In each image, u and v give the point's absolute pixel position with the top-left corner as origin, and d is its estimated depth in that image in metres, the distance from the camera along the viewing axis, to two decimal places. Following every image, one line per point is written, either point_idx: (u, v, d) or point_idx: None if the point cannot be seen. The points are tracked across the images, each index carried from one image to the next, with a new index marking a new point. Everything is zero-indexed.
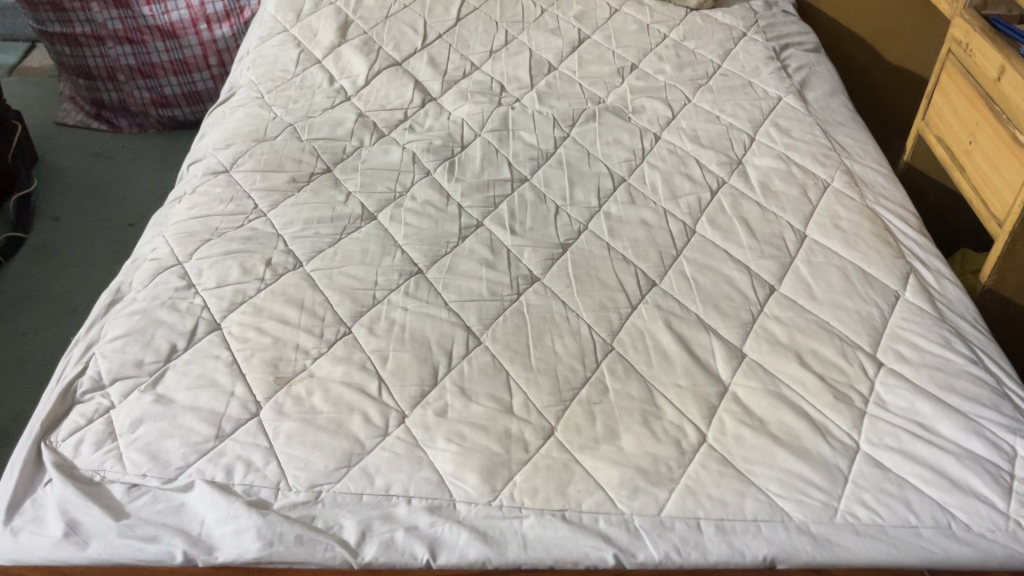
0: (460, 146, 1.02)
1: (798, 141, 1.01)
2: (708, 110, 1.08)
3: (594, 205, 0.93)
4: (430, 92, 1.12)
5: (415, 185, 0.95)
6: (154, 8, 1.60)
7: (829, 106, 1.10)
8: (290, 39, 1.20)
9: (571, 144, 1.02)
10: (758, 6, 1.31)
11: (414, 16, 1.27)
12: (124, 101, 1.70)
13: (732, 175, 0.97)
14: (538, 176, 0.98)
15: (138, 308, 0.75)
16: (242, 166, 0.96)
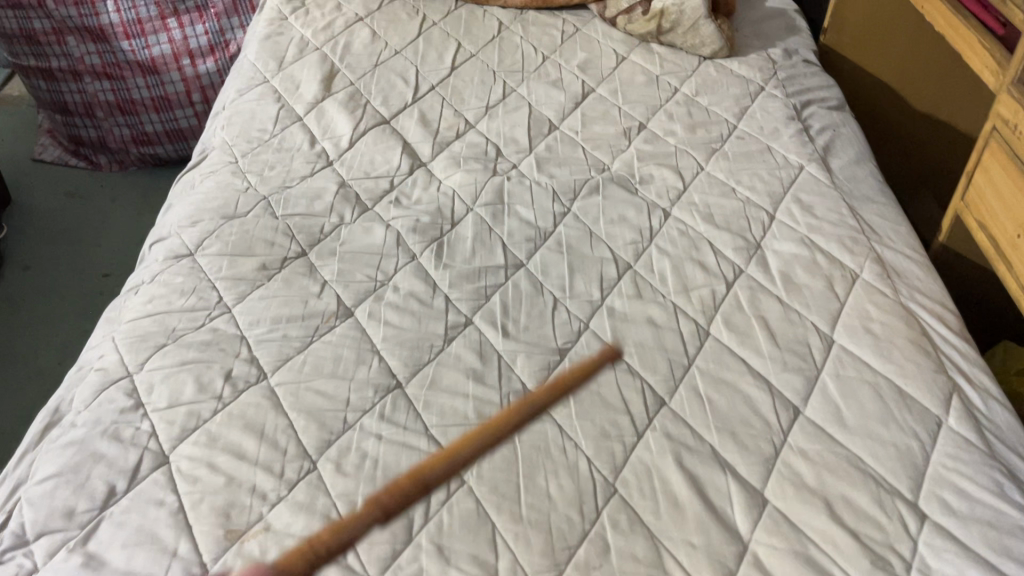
0: (449, 223, 0.93)
1: (822, 221, 0.92)
2: (722, 181, 0.98)
3: (597, 298, 0.84)
4: (420, 156, 1.03)
5: (398, 272, 0.86)
6: (133, 43, 1.49)
7: (855, 176, 1.00)
8: (270, 92, 1.11)
9: (572, 221, 0.93)
10: (776, 54, 1.21)
11: (406, 65, 1.18)
12: (103, 138, 1.61)
13: (750, 262, 0.87)
14: (535, 261, 0.88)
15: (75, 438, 0.67)
16: (208, 248, 0.87)
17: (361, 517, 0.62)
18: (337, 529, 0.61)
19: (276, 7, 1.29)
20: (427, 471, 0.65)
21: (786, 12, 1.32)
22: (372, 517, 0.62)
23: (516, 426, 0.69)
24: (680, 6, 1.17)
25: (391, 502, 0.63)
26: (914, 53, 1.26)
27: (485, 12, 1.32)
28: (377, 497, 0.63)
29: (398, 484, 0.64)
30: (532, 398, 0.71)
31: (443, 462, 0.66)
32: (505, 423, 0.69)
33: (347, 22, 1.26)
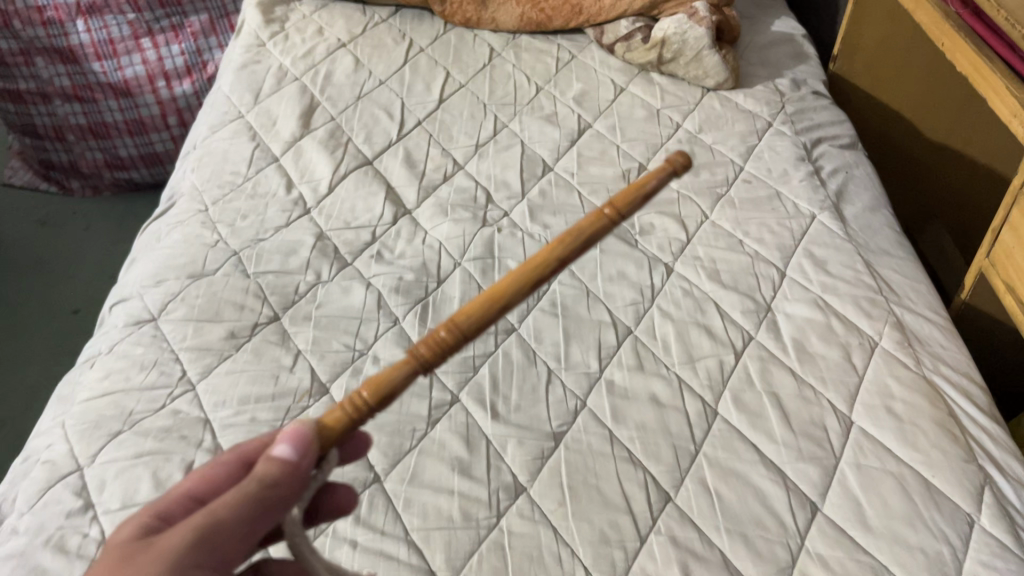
0: (435, 281, 0.86)
1: (837, 279, 0.86)
2: (728, 232, 0.92)
3: (594, 370, 0.77)
4: (404, 202, 0.96)
5: (378, 339, 0.79)
6: (105, 64, 1.41)
7: (871, 225, 0.93)
8: (245, 129, 1.04)
9: (567, 276, 0.86)
10: (783, 85, 1.14)
11: (391, 97, 1.11)
12: (75, 163, 1.53)
13: (760, 328, 0.81)
14: (528, 324, 0.81)
15: (16, 549, 0.61)
16: (172, 313, 0.80)
17: (405, 368, 0.48)
18: (374, 387, 0.47)
19: (254, 32, 1.21)
20: (472, 327, 0.48)
21: (794, 37, 1.25)
22: (413, 374, 0.48)
23: (591, 239, 0.52)
24: (683, 36, 1.10)
25: (432, 361, 0.48)
26: (922, 80, 1.19)
27: (475, 36, 1.25)
28: (416, 351, 0.48)
29: (438, 337, 0.48)
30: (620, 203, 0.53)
31: (499, 296, 0.49)
32: (577, 234, 0.51)
33: (329, 48, 1.19)
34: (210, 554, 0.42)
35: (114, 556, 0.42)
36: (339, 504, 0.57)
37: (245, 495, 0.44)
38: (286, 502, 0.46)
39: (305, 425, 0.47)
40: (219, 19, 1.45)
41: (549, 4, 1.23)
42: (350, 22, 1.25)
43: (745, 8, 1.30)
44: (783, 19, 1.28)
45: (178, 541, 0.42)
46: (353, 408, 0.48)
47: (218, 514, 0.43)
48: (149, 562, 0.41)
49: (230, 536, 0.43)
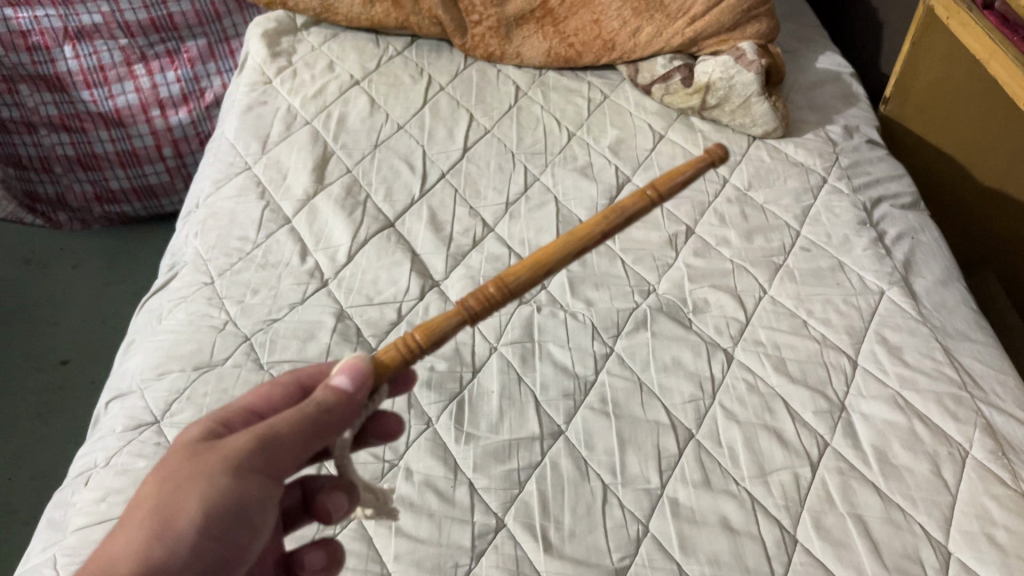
0: (471, 370, 0.76)
1: (916, 371, 0.77)
2: (791, 311, 0.83)
3: (655, 485, 0.69)
4: (431, 273, 0.87)
5: (410, 446, 0.70)
6: (95, 92, 1.31)
7: (945, 303, 0.85)
8: (252, 184, 0.94)
9: (617, 366, 0.78)
10: (835, 133, 1.06)
11: (411, 145, 1.02)
12: (62, 195, 1.43)
13: (835, 431, 0.73)
14: (576, 426, 0.73)
15: None
16: (177, 415, 0.71)
17: (456, 316, 0.52)
18: (424, 332, 0.52)
19: (259, 68, 1.11)
20: (518, 284, 0.53)
21: (841, 75, 1.16)
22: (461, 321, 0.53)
23: (632, 216, 0.56)
24: (729, 81, 1.03)
25: (479, 313, 0.53)
26: (981, 122, 1.07)
27: (498, 72, 1.16)
28: (467, 304, 0.52)
29: (489, 294, 0.52)
30: (660, 185, 0.57)
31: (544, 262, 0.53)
32: (619, 212, 0.56)
33: (341, 86, 1.09)
34: (267, 464, 0.46)
35: (183, 449, 0.46)
36: (387, 431, 0.60)
37: (303, 416, 0.47)
38: (343, 424, 0.49)
39: (363, 359, 0.50)
40: (218, 44, 1.34)
41: (578, 38, 1.13)
42: (363, 55, 1.15)
43: (787, 43, 1.22)
44: (827, 55, 1.20)
45: (239, 447, 0.45)
46: (406, 348, 0.52)
47: (278, 427, 0.46)
48: (213, 462, 0.45)
49: (290, 450, 0.47)
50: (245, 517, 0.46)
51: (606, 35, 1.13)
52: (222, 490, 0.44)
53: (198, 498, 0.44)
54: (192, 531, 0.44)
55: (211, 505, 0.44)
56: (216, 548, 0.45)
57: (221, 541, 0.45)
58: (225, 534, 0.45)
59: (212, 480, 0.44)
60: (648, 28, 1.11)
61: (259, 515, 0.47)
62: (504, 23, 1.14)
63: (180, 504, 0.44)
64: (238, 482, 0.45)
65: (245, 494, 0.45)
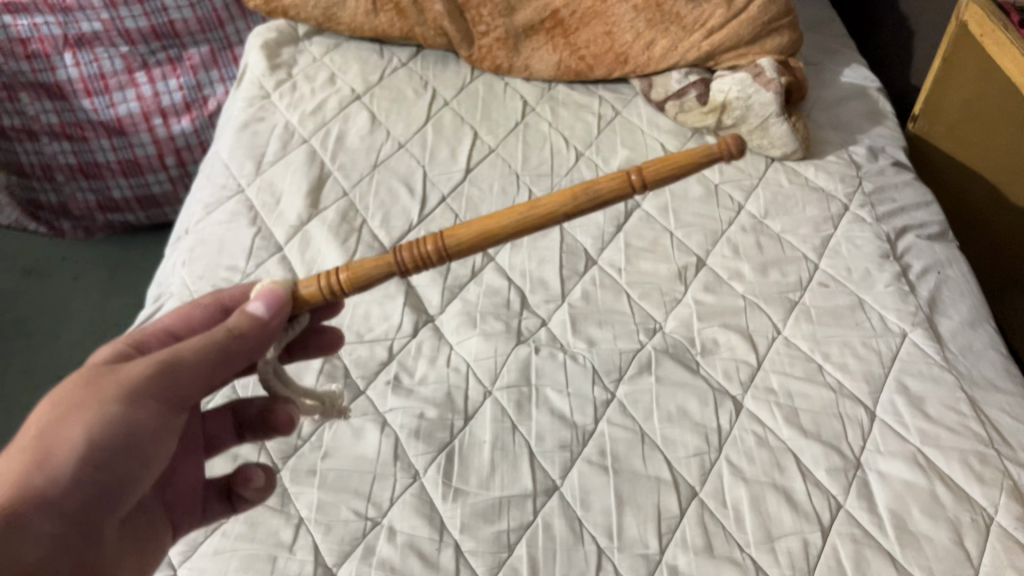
0: (462, 418, 0.72)
1: (940, 425, 0.72)
2: (806, 354, 0.78)
3: (653, 550, 0.65)
4: (426, 306, 0.82)
5: (395, 503, 0.66)
6: (96, 101, 1.28)
7: (972, 347, 0.80)
8: (244, 209, 0.91)
9: (618, 415, 0.73)
10: (859, 155, 1.00)
11: (411, 165, 0.98)
12: (65, 204, 1.41)
13: (849, 492, 0.68)
14: (572, 482, 0.69)
15: None
16: None
17: (386, 267, 0.57)
18: (353, 272, 0.57)
19: (258, 81, 1.07)
20: (457, 248, 0.56)
21: (866, 90, 1.10)
22: (390, 272, 0.57)
23: (607, 201, 0.56)
24: (746, 101, 0.98)
25: (409, 267, 0.57)
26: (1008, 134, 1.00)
27: (506, 86, 1.11)
28: (399, 257, 0.57)
29: (422, 251, 0.56)
30: (648, 172, 0.57)
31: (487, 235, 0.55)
32: (591, 196, 0.56)
33: (342, 101, 1.05)
34: (163, 391, 0.49)
35: (80, 379, 0.49)
36: (326, 343, 0.70)
37: (212, 342, 0.51)
38: (251, 351, 0.54)
39: (279, 291, 0.56)
40: (221, 52, 1.30)
41: (589, 51, 1.08)
42: (366, 67, 1.10)
43: (810, 55, 1.16)
44: (853, 68, 1.14)
45: (137, 373, 0.49)
46: (330, 287, 0.58)
47: (180, 353, 0.50)
48: (108, 388, 0.48)
49: (190, 375, 0.50)
50: (138, 448, 0.48)
51: (618, 48, 1.07)
52: (114, 415, 0.47)
53: (89, 421, 0.46)
54: (77, 460, 0.46)
55: (100, 431, 0.46)
56: (105, 480, 0.47)
57: (111, 471, 0.47)
58: (115, 465, 0.47)
59: (103, 405, 0.47)
60: (662, 41, 1.06)
61: (155, 447, 0.49)
62: (512, 34, 1.09)
63: (71, 428, 0.46)
64: (132, 408, 0.48)
65: (139, 420, 0.48)
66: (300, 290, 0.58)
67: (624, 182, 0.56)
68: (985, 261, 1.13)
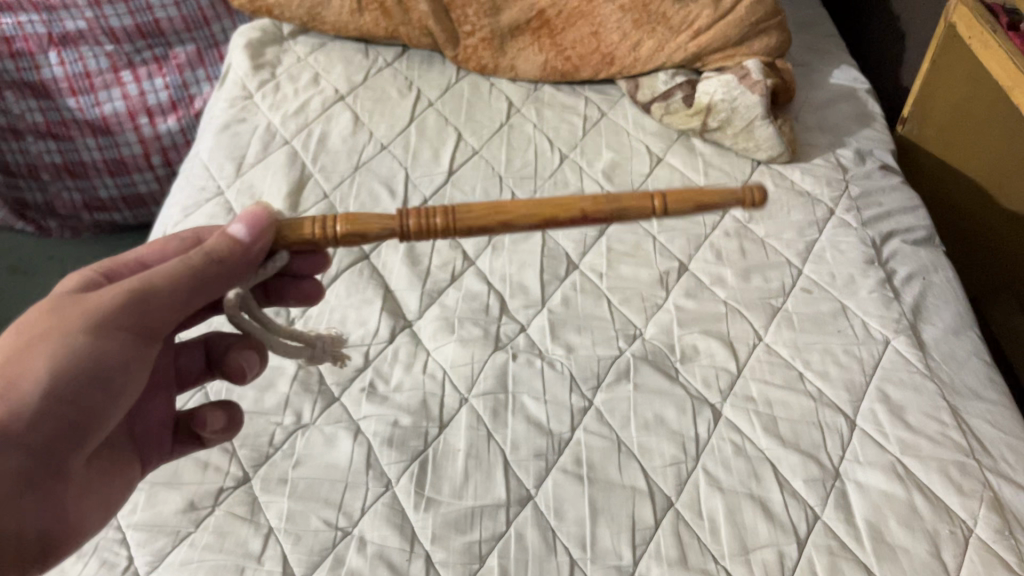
0: (437, 425, 0.72)
1: (920, 435, 0.71)
2: (787, 362, 0.77)
3: (627, 562, 0.64)
4: (404, 311, 0.81)
5: (366, 513, 0.66)
6: (81, 100, 1.27)
7: (955, 354, 0.80)
8: (222, 212, 0.90)
9: (595, 423, 0.72)
10: (846, 158, 0.99)
11: (393, 167, 0.97)
12: (51, 204, 1.40)
13: (826, 504, 0.68)
14: (546, 492, 0.68)
15: None
16: None
17: (386, 229, 0.54)
18: (353, 228, 0.54)
19: (240, 81, 1.06)
20: (463, 222, 0.53)
21: (856, 91, 1.09)
22: (388, 236, 0.55)
23: (624, 216, 0.53)
24: (732, 104, 0.97)
25: (410, 233, 0.54)
26: (999, 137, 0.98)
27: (491, 86, 1.09)
28: (404, 221, 0.54)
29: (430, 221, 0.53)
30: (671, 201, 0.54)
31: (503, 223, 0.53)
32: (612, 209, 0.53)
33: (325, 101, 1.03)
34: (131, 323, 0.52)
35: (47, 310, 0.52)
36: (307, 294, 0.72)
37: (183, 269, 0.53)
38: (229, 281, 0.55)
39: (262, 215, 0.56)
40: (207, 50, 1.30)
41: (575, 52, 1.07)
42: (350, 66, 1.09)
43: (800, 56, 1.15)
44: (843, 69, 1.12)
45: (104, 305, 0.51)
46: (320, 233, 0.55)
47: (149, 284, 0.52)
48: (75, 319, 0.51)
49: (159, 307, 0.52)
50: (105, 379, 0.51)
51: (605, 49, 1.06)
52: (80, 348, 0.50)
53: (54, 351, 0.49)
54: (43, 390, 0.48)
55: (66, 362, 0.49)
56: (71, 410, 0.49)
57: (79, 401, 0.50)
58: (80, 397, 0.50)
59: (69, 338, 0.50)
60: (648, 42, 1.05)
61: (123, 377, 0.52)
62: (498, 35, 1.08)
63: (38, 357, 0.49)
64: (98, 341, 0.50)
65: (106, 351, 0.51)
66: (291, 229, 0.56)
67: (653, 204, 0.53)
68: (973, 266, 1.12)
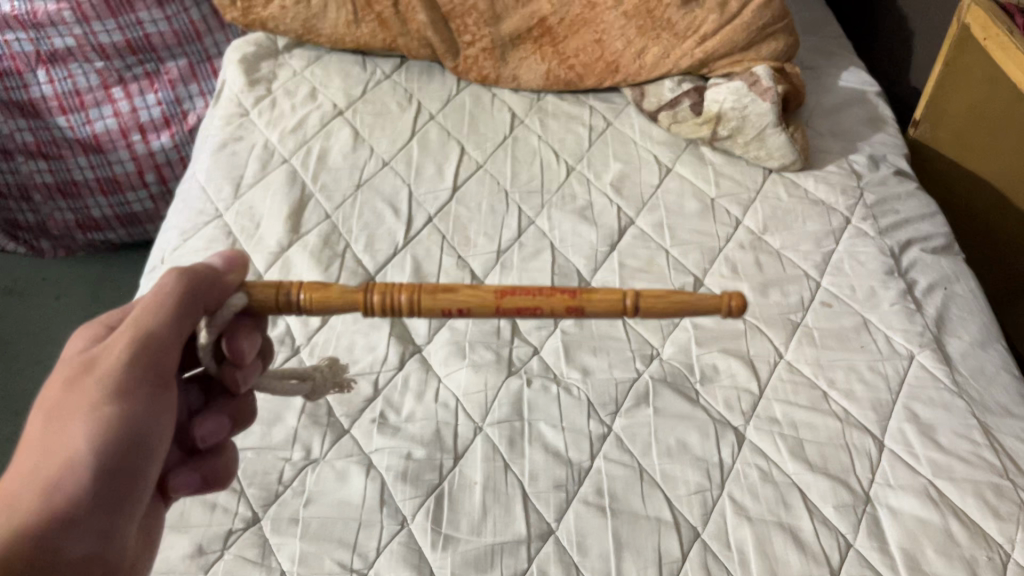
0: (452, 457, 0.69)
1: (952, 457, 0.70)
2: (811, 381, 0.75)
3: None
4: (413, 336, 0.78)
5: (381, 553, 0.63)
6: (71, 118, 1.24)
7: (982, 370, 0.78)
8: (222, 235, 0.88)
9: (615, 451, 0.70)
10: (860, 164, 0.97)
11: (396, 184, 0.94)
12: (43, 223, 1.37)
13: (859, 531, 0.66)
14: (568, 526, 0.65)
15: None
16: None
17: (349, 302, 0.53)
18: (319, 302, 0.53)
19: (236, 97, 1.02)
20: (427, 301, 0.52)
21: (866, 95, 1.07)
22: (353, 306, 0.53)
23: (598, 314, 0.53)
24: (742, 111, 0.94)
25: (372, 308, 0.53)
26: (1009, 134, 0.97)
27: (493, 97, 1.07)
28: (367, 297, 0.52)
29: (395, 299, 0.52)
30: (646, 299, 0.52)
31: (461, 297, 0.52)
32: (585, 309, 0.52)
33: (323, 117, 1.00)
34: (146, 374, 0.49)
35: (63, 381, 0.49)
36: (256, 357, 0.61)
37: (176, 306, 0.51)
38: (206, 302, 0.53)
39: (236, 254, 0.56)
40: (200, 65, 1.27)
41: (579, 60, 1.04)
42: (348, 80, 1.06)
43: (808, 59, 1.12)
44: (852, 72, 1.10)
45: (118, 364, 0.48)
46: (285, 301, 0.53)
47: (151, 333, 0.50)
48: (99, 383, 0.48)
49: (166, 351, 0.50)
50: (142, 441, 0.49)
51: (609, 57, 1.03)
52: (110, 418, 0.47)
53: (93, 420, 0.47)
54: (87, 469, 0.46)
55: (102, 436, 0.47)
56: (119, 479, 0.47)
57: (129, 461, 0.48)
58: (122, 464, 0.47)
59: (100, 408, 0.47)
60: (654, 49, 1.02)
61: (159, 429, 0.50)
62: (499, 44, 1.06)
63: (79, 431, 0.47)
64: (124, 403, 0.48)
65: (135, 413, 0.48)
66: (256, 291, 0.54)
67: (621, 304, 0.52)
68: (989, 267, 1.11)
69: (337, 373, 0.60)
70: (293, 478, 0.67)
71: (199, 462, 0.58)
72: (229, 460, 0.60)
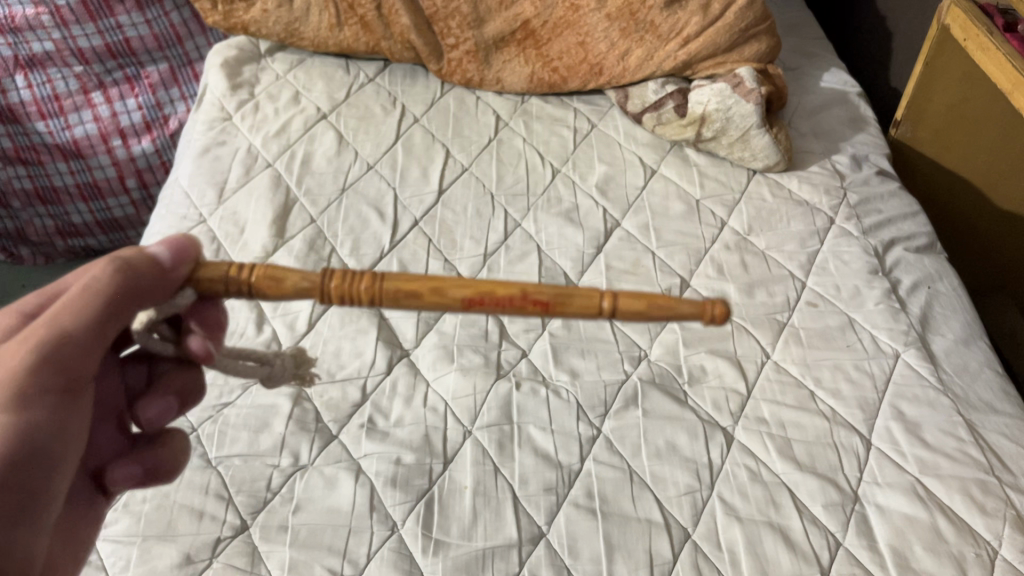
0: (442, 462, 0.69)
1: (938, 454, 0.71)
2: (797, 381, 0.75)
3: None
4: (400, 340, 0.78)
5: (372, 560, 0.63)
6: (51, 123, 1.22)
7: (967, 367, 0.79)
8: (206, 241, 0.87)
9: (605, 453, 0.70)
10: (843, 164, 0.98)
11: (381, 188, 0.94)
12: (22, 230, 1.34)
13: (848, 529, 0.66)
14: (559, 529, 0.65)
15: None
16: (112, 527, 0.64)
17: (306, 288, 0.51)
18: (273, 287, 0.51)
19: (218, 102, 1.02)
20: (389, 291, 0.50)
21: (847, 95, 1.08)
22: (309, 294, 0.51)
23: (569, 315, 0.51)
24: (726, 113, 0.94)
25: (331, 296, 0.51)
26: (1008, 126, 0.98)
27: (477, 100, 1.07)
28: (325, 284, 0.51)
29: (354, 288, 0.50)
30: (619, 298, 0.50)
31: (424, 295, 0.50)
32: (554, 309, 0.50)
33: (307, 121, 1.00)
34: (55, 376, 0.46)
35: None
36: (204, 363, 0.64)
37: (96, 304, 0.48)
38: (137, 301, 0.50)
39: (185, 243, 0.53)
40: (181, 69, 1.26)
41: (563, 62, 1.04)
42: (331, 83, 1.05)
43: (790, 60, 1.13)
44: (833, 73, 1.11)
45: (21, 368, 0.45)
46: (235, 283, 0.52)
47: (62, 333, 0.47)
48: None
49: (79, 352, 0.47)
50: (44, 446, 0.45)
51: (592, 59, 1.03)
52: (10, 423, 0.44)
53: None
54: None
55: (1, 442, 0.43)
56: (21, 488, 0.44)
57: (29, 468, 0.44)
58: (22, 472, 0.44)
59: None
60: (637, 51, 1.02)
61: (62, 439, 0.47)
62: (483, 47, 1.05)
63: None
64: (25, 409, 0.45)
65: (36, 417, 0.45)
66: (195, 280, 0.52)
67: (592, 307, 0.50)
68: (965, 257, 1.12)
69: (298, 364, 0.60)
70: (281, 485, 0.67)
71: (140, 452, 0.57)
72: (177, 447, 0.59)
